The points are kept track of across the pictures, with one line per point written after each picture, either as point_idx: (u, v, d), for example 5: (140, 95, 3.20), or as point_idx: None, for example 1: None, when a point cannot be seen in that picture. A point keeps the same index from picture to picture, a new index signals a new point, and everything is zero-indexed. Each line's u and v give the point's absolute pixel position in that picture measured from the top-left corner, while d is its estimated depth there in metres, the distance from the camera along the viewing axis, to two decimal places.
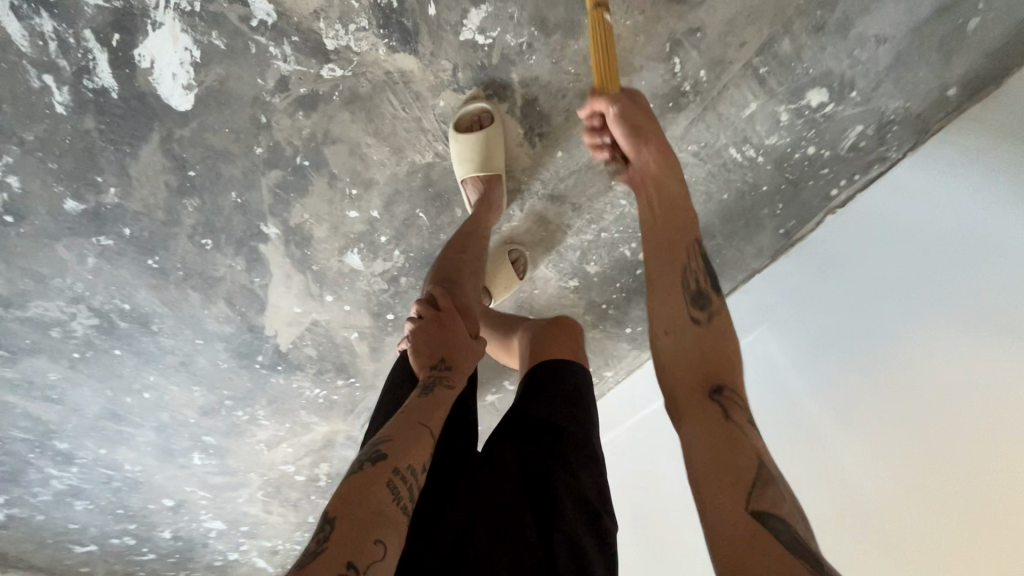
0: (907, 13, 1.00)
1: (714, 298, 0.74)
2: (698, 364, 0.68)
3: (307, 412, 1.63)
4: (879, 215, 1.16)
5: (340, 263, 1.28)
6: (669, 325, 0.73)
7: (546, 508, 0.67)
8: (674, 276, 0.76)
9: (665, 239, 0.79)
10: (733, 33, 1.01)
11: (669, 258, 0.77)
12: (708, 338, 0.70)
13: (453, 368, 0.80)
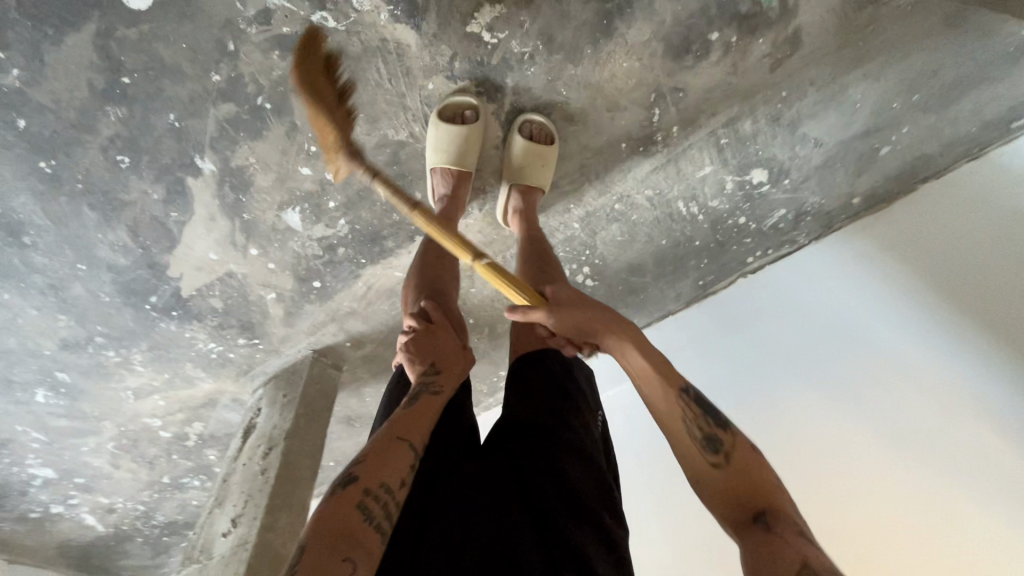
0: (842, 127, 1.17)
1: (725, 433, 0.66)
2: (727, 495, 0.62)
3: (193, 366, 1.49)
4: (766, 283, 1.36)
5: (275, 218, 1.20)
6: (691, 471, 0.66)
7: (543, 513, 0.65)
8: (674, 419, 0.68)
9: (659, 389, 0.70)
10: (708, 101, 1.11)
11: (665, 410, 0.69)
12: (728, 478, 0.63)
13: (442, 367, 0.80)
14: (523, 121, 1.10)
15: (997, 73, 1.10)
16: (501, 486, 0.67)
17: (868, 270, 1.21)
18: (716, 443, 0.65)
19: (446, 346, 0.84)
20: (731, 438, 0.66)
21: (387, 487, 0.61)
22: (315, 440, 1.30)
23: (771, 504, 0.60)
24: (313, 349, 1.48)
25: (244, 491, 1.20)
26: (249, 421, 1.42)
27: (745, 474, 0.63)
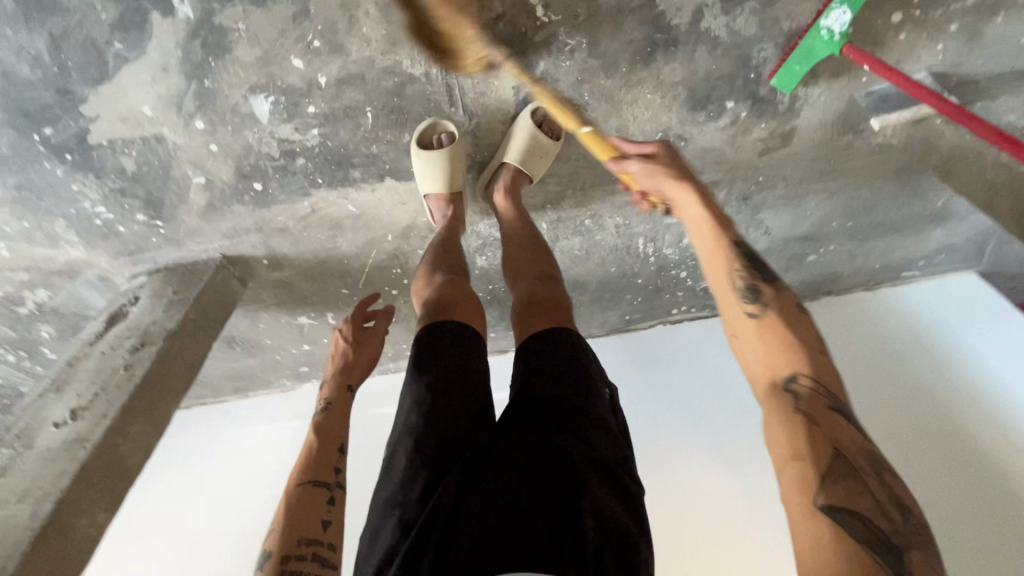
0: (790, 226, 1.33)
1: (766, 289, 0.72)
2: (756, 361, 0.69)
3: (64, 226, 1.25)
4: (701, 339, 1.52)
5: (240, 99, 1.05)
6: (730, 331, 0.73)
7: (567, 490, 0.63)
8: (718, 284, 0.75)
9: (715, 244, 0.77)
10: (700, 160, 1.19)
11: (717, 265, 0.76)
12: (759, 343, 0.69)
13: (333, 388, 1.03)
14: (531, 108, 1.09)
15: (908, 227, 1.33)
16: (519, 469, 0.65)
17: None
18: (756, 296, 0.71)
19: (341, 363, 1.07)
20: (772, 292, 0.72)
21: (311, 539, 0.79)
22: (198, 351, 1.16)
23: (795, 373, 0.65)
24: (222, 254, 1.32)
25: (95, 382, 1.03)
26: (119, 309, 1.23)
27: (776, 333, 0.68)
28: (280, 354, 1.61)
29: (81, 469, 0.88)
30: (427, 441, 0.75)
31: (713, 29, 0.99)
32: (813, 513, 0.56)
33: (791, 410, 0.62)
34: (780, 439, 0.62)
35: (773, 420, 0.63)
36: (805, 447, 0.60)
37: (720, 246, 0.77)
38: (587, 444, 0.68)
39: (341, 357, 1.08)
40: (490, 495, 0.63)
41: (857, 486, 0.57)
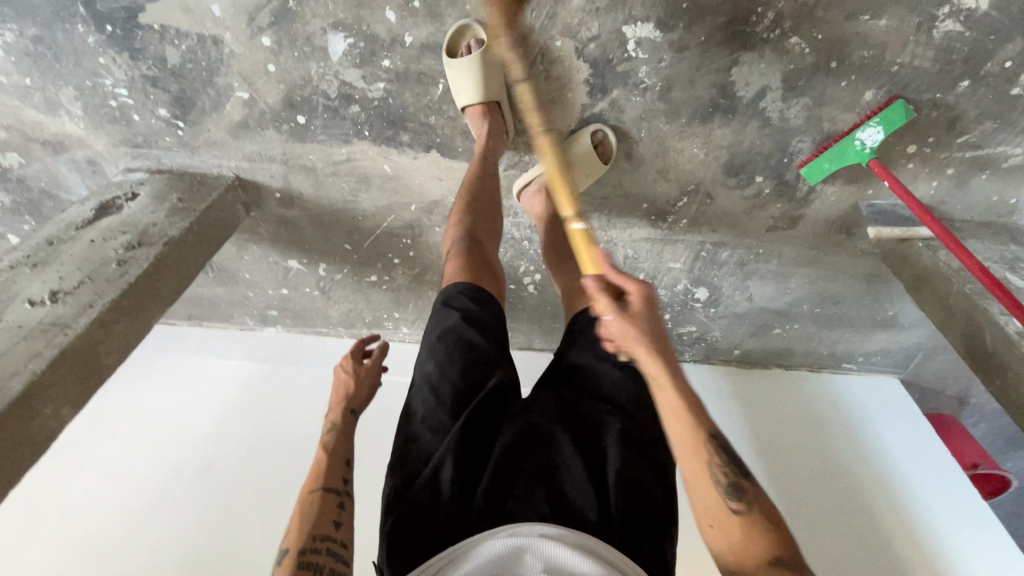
0: (769, 299, 1.47)
1: (744, 479, 0.70)
2: (742, 556, 0.66)
3: (71, 96, 1.15)
4: (689, 371, 1.67)
5: (318, 30, 1.04)
6: (713, 519, 0.69)
7: (596, 459, 0.81)
8: (699, 474, 0.71)
9: (688, 442, 0.71)
10: (718, 220, 1.30)
11: (690, 461, 0.71)
12: (744, 534, 0.66)
13: (336, 411, 1.02)
14: (592, 129, 1.14)
15: (860, 326, 1.52)
16: (551, 432, 0.83)
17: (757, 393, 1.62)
18: (739, 491, 0.69)
19: (343, 393, 1.05)
20: (749, 482, 0.70)
21: (323, 536, 0.78)
22: (194, 265, 1.10)
23: (780, 548, 0.65)
24: (235, 175, 1.27)
25: (82, 269, 0.95)
26: (111, 200, 1.14)
27: (762, 522, 0.67)
28: (253, 291, 1.55)
29: (59, 356, 0.82)
30: (456, 383, 0.88)
31: (769, 111, 1.09)
32: None
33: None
34: None
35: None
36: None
37: (699, 445, 0.71)
38: (625, 419, 0.84)
39: (341, 388, 1.07)
40: (523, 448, 0.82)
41: None
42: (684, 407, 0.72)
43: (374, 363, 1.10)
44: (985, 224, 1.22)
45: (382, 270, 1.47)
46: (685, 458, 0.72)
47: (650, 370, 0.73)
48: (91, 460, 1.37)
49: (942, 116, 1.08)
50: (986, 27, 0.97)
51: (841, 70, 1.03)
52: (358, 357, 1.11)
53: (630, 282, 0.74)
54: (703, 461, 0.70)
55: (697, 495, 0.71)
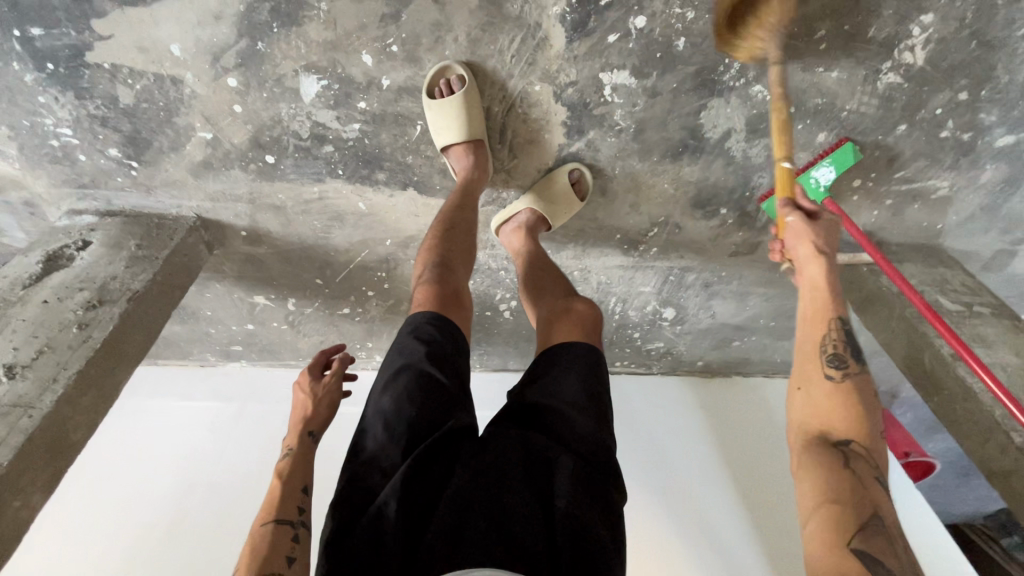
0: (730, 315, 1.56)
1: (851, 361, 0.81)
2: (817, 414, 0.79)
3: (4, 135, 1.05)
4: (661, 384, 1.76)
5: (289, 71, 0.99)
6: (801, 383, 0.83)
7: (545, 496, 0.76)
8: (808, 345, 0.84)
9: (810, 329, 0.85)
10: (686, 247, 1.36)
11: (807, 336, 0.85)
12: (826, 405, 0.79)
13: (293, 435, 0.98)
14: (571, 167, 1.17)
15: None
16: (505, 472, 0.77)
17: (720, 403, 1.72)
18: (839, 363, 0.81)
19: (300, 414, 1.01)
20: (854, 365, 0.81)
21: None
22: (160, 318, 1.03)
23: (851, 433, 0.76)
24: (197, 215, 1.20)
25: (39, 336, 0.88)
26: (59, 249, 1.05)
27: (846, 402, 0.78)
28: (215, 327, 1.47)
29: (27, 442, 0.76)
30: (411, 420, 0.79)
31: (734, 150, 1.16)
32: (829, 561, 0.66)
33: (837, 463, 0.73)
34: (812, 492, 0.73)
35: (817, 467, 0.74)
36: (844, 494, 0.71)
37: (822, 322, 0.84)
38: (577, 460, 0.80)
39: (299, 409, 1.02)
40: (472, 486, 0.76)
41: (887, 540, 0.67)
42: (824, 287, 0.86)
43: (331, 378, 1.04)
44: (915, 247, 1.36)
45: (355, 302, 1.43)
46: (800, 342, 0.85)
47: (801, 262, 0.89)
48: (44, 525, 1.29)
49: (882, 155, 1.19)
50: (922, 80, 1.07)
51: (798, 115, 1.11)
52: (317, 372, 1.05)
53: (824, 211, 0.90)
54: (817, 335, 0.84)
55: (800, 368, 0.84)
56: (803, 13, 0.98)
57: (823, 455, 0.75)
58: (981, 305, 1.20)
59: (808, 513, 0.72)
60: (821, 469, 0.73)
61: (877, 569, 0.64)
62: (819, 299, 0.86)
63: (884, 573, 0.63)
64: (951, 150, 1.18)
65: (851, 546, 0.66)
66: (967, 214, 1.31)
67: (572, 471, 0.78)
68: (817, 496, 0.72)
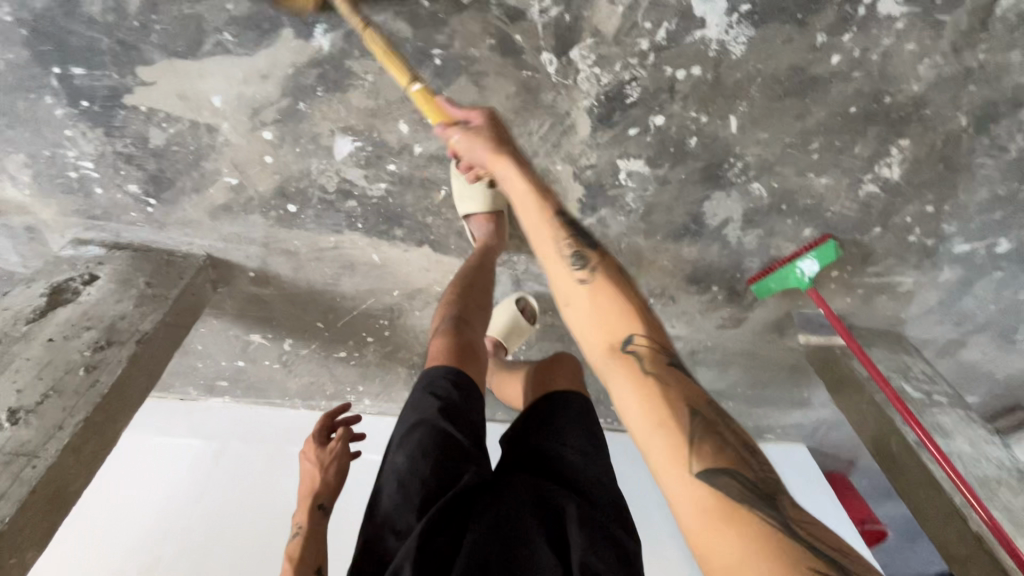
0: (711, 382, 1.65)
1: (594, 254, 0.75)
2: (600, 329, 0.70)
3: (21, 163, 1.03)
4: None
5: (325, 131, 1.03)
6: (568, 299, 0.74)
7: (562, 547, 0.75)
8: (554, 260, 0.75)
9: (550, 254, 0.76)
10: (678, 318, 1.44)
11: (548, 257, 0.76)
12: (597, 312, 0.71)
13: (303, 512, 1.08)
14: (515, 298, 1.34)
15: (780, 405, 1.74)
16: (519, 522, 0.77)
17: None
18: (583, 261, 0.74)
19: (310, 485, 1.11)
20: (596, 256, 0.75)
21: None
22: (164, 360, 1.02)
23: (635, 332, 0.69)
24: (207, 254, 1.19)
25: (44, 378, 0.86)
26: (63, 282, 1.03)
27: (610, 293, 0.72)
28: (203, 362, 1.44)
29: (29, 495, 0.74)
30: (426, 479, 0.82)
31: (729, 236, 1.26)
32: (686, 477, 0.59)
33: (640, 372, 0.66)
34: (636, 407, 0.65)
35: (624, 376, 0.66)
36: (665, 395, 0.65)
37: (557, 242, 0.76)
38: (584, 506, 0.81)
39: (308, 478, 1.12)
40: (490, 540, 0.75)
41: (723, 430, 0.63)
42: (535, 193, 0.80)
43: (336, 444, 1.14)
44: (880, 332, 1.49)
45: (353, 347, 1.44)
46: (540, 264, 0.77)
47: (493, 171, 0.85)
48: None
49: (858, 251, 1.31)
50: (897, 191, 1.20)
51: (789, 211, 1.22)
52: (321, 438, 1.15)
53: (471, 112, 0.89)
54: (559, 249, 0.75)
55: (555, 281, 0.75)
56: (801, 126, 1.08)
57: (622, 367, 0.67)
58: (940, 394, 1.30)
59: (646, 438, 0.63)
60: (627, 383, 0.66)
61: (727, 472, 0.58)
62: (537, 217, 0.79)
63: (731, 476, 0.58)
64: (917, 252, 1.32)
65: (697, 454, 0.59)
66: (926, 306, 1.45)
67: (585, 516, 0.79)
68: (642, 416, 0.64)
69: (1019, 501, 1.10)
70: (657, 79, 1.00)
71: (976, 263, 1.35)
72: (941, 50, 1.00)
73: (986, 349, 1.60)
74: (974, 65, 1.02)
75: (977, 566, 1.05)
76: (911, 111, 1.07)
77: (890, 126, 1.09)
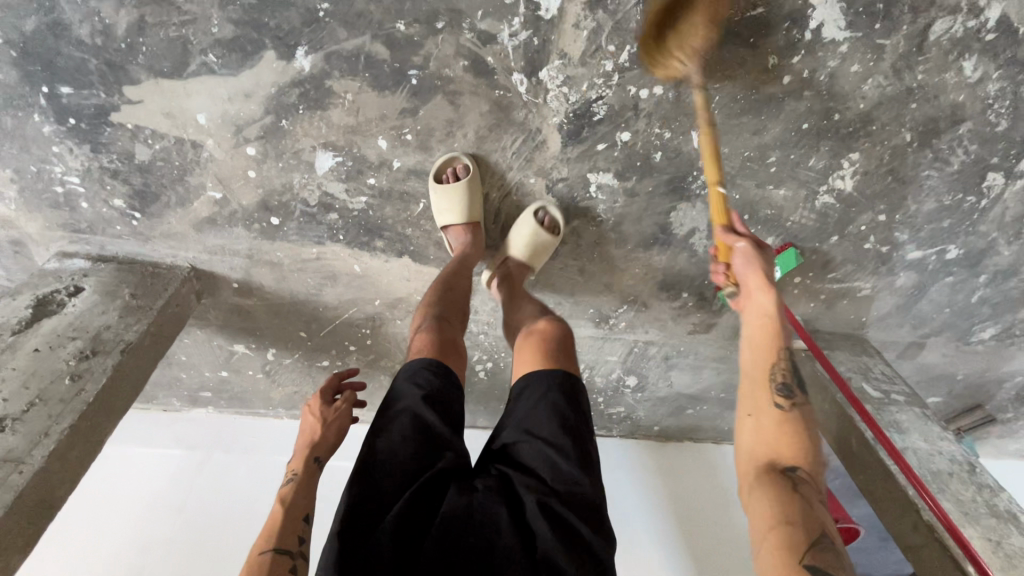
0: (686, 386, 1.70)
1: (799, 392, 0.85)
2: (766, 441, 0.83)
3: (8, 178, 1.06)
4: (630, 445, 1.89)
5: (307, 147, 1.07)
6: (753, 410, 0.86)
7: (529, 539, 0.82)
8: (755, 376, 0.87)
9: (754, 369, 0.88)
10: (651, 324, 1.50)
11: (750, 372, 0.89)
12: (775, 432, 0.83)
13: (299, 460, 0.99)
14: (536, 206, 1.20)
15: None
16: (490, 514, 0.84)
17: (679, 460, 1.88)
18: (787, 392, 0.85)
19: (308, 437, 1.02)
20: (801, 393, 0.85)
21: None
22: (149, 369, 1.04)
23: (798, 460, 0.81)
24: (191, 266, 1.22)
25: (29, 388, 0.89)
26: (48, 294, 1.05)
27: (794, 428, 0.83)
28: (187, 373, 1.46)
29: (17, 500, 0.77)
30: (405, 462, 0.85)
31: (696, 245, 1.32)
32: (786, 575, 0.72)
33: (784, 490, 0.78)
34: (762, 508, 0.78)
35: (773, 488, 0.79)
36: (799, 515, 0.76)
37: (763, 364, 0.87)
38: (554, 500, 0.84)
39: (307, 431, 1.04)
40: (460, 528, 0.82)
41: (837, 561, 0.72)
42: (775, 318, 0.88)
43: (342, 404, 1.08)
44: (843, 335, 1.56)
45: (335, 356, 1.47)
46: (747, 375, 0.88)
47: (748, 288, 0.90)
48: None
49: (818, 258, 1.38)
50: (851, 202, 1.28)
51: (751, 221, 1.28)
52: (327, 396, 1.09)
53: (754, 237, 0.95)
54: (769, 370, 0.87)
55: (749, 392, 0.87)
56: (758, 141, 1.15)
57: (772, 477, 0.80)
58: (897, 393, 1.37)
59: (762, 534, 0.77)
60: (771, 490, 0.79)
61: None
62: (762, 343, 0.89)
63: None
64: (873, 259, 1.39)
65: (805, 567, 0.71)
66: (886, 310, 1.53)
67: (548, 508, 0.83)
68: (769, 518, 0.77)
69: (968, 492, 1.16)
70: (622, 97, 1.07)
71: (929, 269, 1.43)
72: (883, 72, 1.08)
73: (944, 351, 1.68)
74: (913, 85, 1.10)
75: (927, 554, 1.11)
76: (858, 127, 1.15)
77: (840, 141, 1.17)
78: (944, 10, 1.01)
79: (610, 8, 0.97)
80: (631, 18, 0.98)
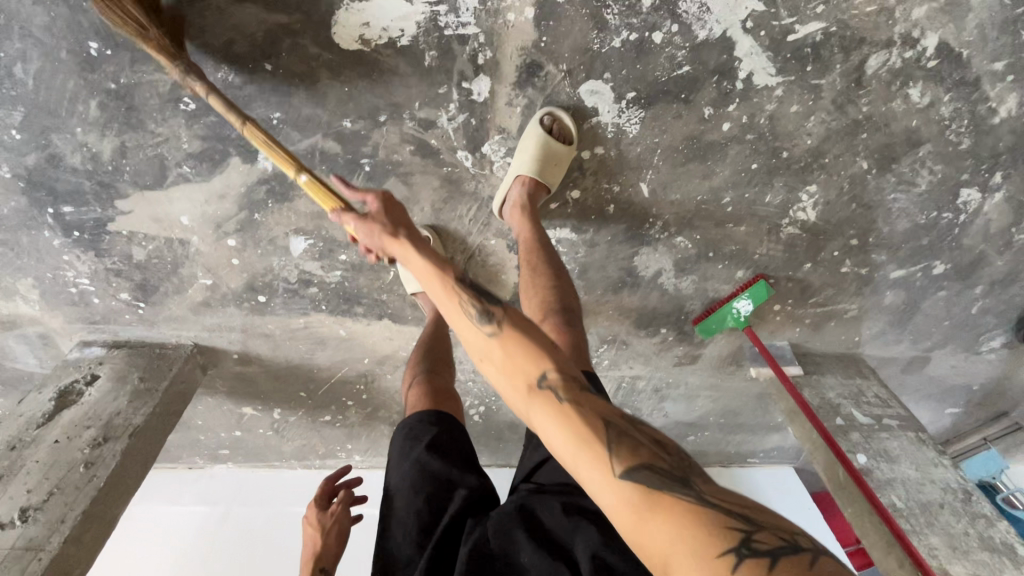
0: (683, 414, 1.71)
1: (498, 307, 0.73)
2: (510, 369, 0.68)
3: (29, 285, 1.21)
4: None
5: (280, 234, 1.17)
6: (479, 353, 0.71)
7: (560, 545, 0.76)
8: (457, 316, 0.73)
9: (455, 317, 0.73)
10: (634, 360, 1.52)
11: (457, 326, 0.73)
12: (505, 356, 0.68)
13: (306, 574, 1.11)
14: (544, 114, 1.04)
15: (756, 430, 1.78)
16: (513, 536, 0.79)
17: None
18: (489, 315, 0.71)
19: (313, 549, 1.14)
20: (502, 309, 0.73)
21: None
22: (157, 446, 1.17)
23: (546, 364, 0.67)
24: (195, 344, 1.34)
25: (50, 478, 1.02)
26: (69, 385, 1.19)
27: (518, 336, 0.70)
28: (204, 435, 1.59)
29: None
30: (421, 512, 0.90)
31: (666, 284, 1.34)
32: (620, 496, 0.57)
33: (557, 403, 0.64)
34: (559, 435, 0.63)
35: (548, 407, 0.64)
36: (581, 419, 0.63)
37: (454, 292, 0.74)
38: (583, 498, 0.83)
39: (310, 544, 1.15)
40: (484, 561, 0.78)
41: (641, 441, 0.62)
42: (437, 260, 0.78)
43: (337, 506, 1.20)
44: (835, 356, 1.53)
45: (336, 411, 1.56)
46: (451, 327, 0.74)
47: (398, 251, 0.79)
48: None
49: (795, 285, 1.37)
50: (818, 230, 1.27)
51: (717, 257, 1.30)
52: (321, 503, 1.21)
53: (366, 195, 0.83)
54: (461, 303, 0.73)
55: (462, 337, 0.72)
56: (709, 185, 1.17)
57: (540, 400, 0.64)
58: (890, 417, 1.33)
59: (578, 470, 0.61)
60: (546, 413, 0.63)
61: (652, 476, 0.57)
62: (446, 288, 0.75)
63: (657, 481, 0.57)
64: (853, 281, 1.37)
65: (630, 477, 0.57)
66: (878, 328, 1.49)
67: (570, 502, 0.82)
68: (565, 443, 0.62)
69: (960, 525, 1.16)
70: None
71: (917, 286, 1.40)
72: (825, 108, 1.08)
73: (951, 363, 1.62)
74: (859, 117, 1.10)
75: None
76: (810, 161, 1.15)
77: (795, 176, 1.17)
78: (877, 45, 1.01)
79: (539, 84, 1.02)
80: (561, 90, 1.03)
